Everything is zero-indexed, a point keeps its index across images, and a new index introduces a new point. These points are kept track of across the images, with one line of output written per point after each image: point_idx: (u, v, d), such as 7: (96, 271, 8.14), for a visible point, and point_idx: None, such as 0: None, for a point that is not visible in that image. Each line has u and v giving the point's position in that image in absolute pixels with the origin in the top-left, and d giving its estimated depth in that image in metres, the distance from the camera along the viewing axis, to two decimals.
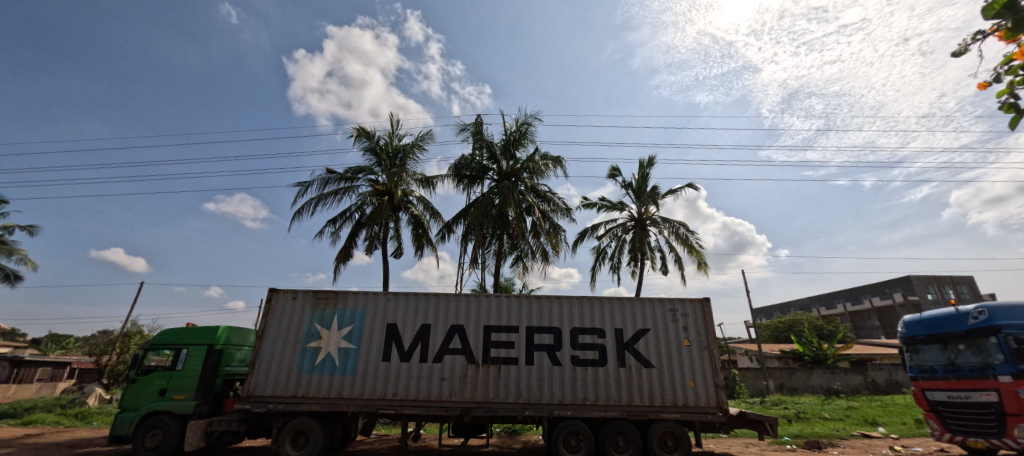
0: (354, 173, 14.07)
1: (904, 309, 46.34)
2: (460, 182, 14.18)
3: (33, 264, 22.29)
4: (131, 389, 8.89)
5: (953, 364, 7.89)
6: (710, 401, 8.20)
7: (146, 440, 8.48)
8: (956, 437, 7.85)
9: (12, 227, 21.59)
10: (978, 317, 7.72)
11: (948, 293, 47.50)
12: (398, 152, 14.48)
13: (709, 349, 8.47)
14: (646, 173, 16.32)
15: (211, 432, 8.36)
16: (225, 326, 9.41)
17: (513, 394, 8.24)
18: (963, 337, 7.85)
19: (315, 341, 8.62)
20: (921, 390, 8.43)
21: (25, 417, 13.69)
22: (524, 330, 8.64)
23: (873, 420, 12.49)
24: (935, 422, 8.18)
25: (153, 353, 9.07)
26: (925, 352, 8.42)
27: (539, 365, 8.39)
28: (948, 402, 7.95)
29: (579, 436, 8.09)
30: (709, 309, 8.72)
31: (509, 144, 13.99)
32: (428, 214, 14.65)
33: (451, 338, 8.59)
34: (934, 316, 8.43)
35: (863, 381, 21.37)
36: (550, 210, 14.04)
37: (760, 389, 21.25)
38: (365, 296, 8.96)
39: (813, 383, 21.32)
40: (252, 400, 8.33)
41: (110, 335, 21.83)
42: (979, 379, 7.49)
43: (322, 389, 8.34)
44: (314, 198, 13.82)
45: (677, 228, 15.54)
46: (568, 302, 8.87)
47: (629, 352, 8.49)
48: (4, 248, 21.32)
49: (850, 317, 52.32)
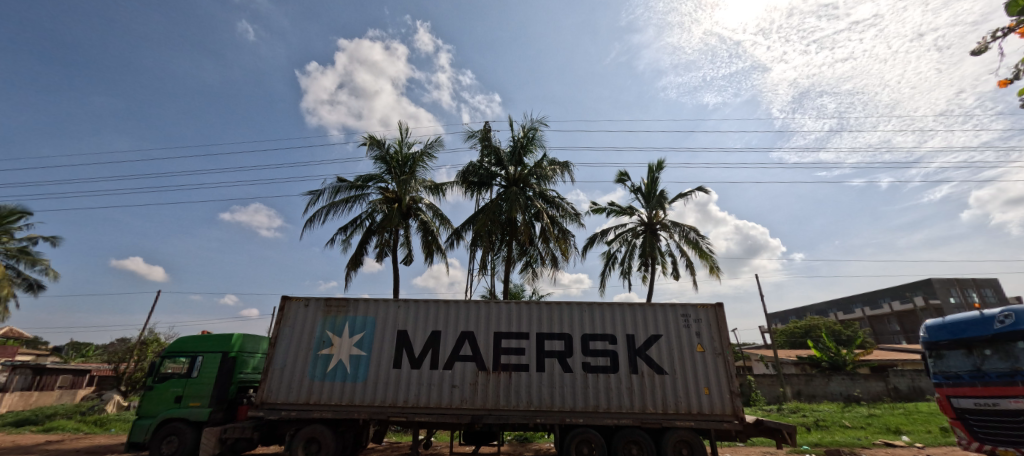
0: (364, 181, 14.18)
1: (926, 313, 44.91)
2: (469, 188, 14.24)
3: (55, 274, 22.92)
4: (149, 396, 9.02)
5: (980, 370, 7.60)
6: (726, 408, 8.03)
7: (162, 447, 8.60)
8: (984, 446, 7.60)
9: (35, 237, 22.25)
10: (1004, 321, 7.47)
11: (972, 296, 45.87)
12: (408, 160, 14.59)
13: (723, 355, 8.31)
14: (655, 178, 16.20)
15: (225, 439, 8.39)
16: (240, 334, 9.51)
17: (525, 401, 8.17)
18: (989, 342, 7.57)
19: (327, 348, 8.66)
20: (945, 397, 8.20)
21: (47, 424, 13.92)
22: (534, 337, 8.58)
23: (896, 428, 12.14)
24: (962, 430, 7.94)
25: (168, 360, 9.21)
26: (949, 357, 8.15)
27: (550, 372, 8.32)
28: (974, 409, 7.71)
29: (591, 444, 7.97)
30: (722, 315, 8.58)
31: (517, 150, 13.97)
32: (437, 220, 14.67)
33: (460, 345, 8.56)
34: (958, 320, 8.14)
35: (884, 388, 20.80)
36: (559, 216, 13.96)
37: (776, 396, 20.89)
38: (375, 304, 9.00)
39: (833, 390, 20.77)
40: (264, 407, 8.38)
41: (128, 342, 22.29)
42: (1007, 386, 7.20)
43: (333, 396, 8.37)
44: (325, 206, 13.94)
45: (687, 232, 15.38)
46: (580, 308, 8.78)
47: (642, 358, 8.38)
48: (28, 258, 21.92)
49: (868, 321, 51.21)
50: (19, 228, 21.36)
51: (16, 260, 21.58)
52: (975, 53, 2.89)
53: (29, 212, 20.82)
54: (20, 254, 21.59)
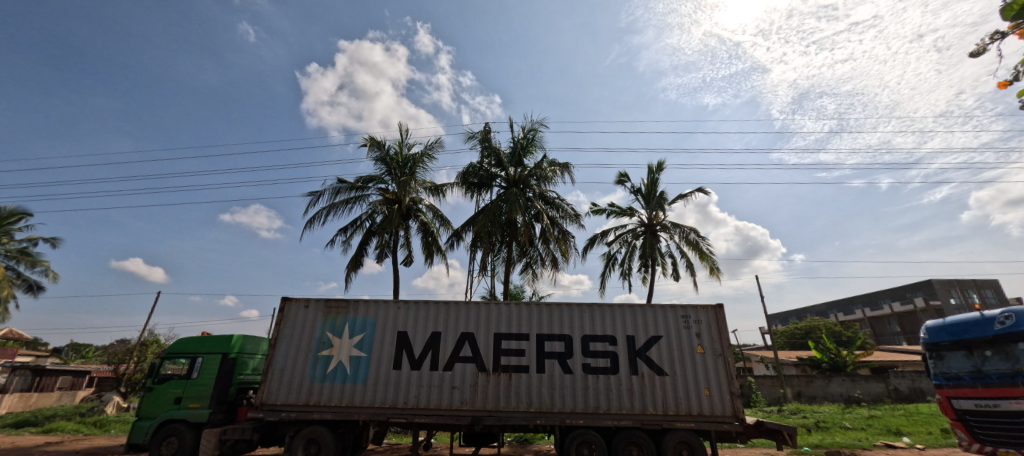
0: (364, 182, 14.19)
1: (926, 314, 44.85)
2: (469, 190, 14.24)
3: (55, 275, 22.91)
4: (149, 398, 9.00)
5: (980, 371, 7.59)
6: (727, 410, 8.02)
7: (162, 448, 8.59)
8: (985, 447, 7.58)
9: (35, 238, 22.26)
10: (1004, 322, 7.45)
11: (972, 297, 45.83)
12: (408, 162, 14.58)
13: (723, 356, 8.31)
14: (655, 178, 16.20)
15: (225, 440, 8.37)
16: (239, 335, 9.50)
17: (525, 403, 8.16)
18: (989, 343, 7.56)
19: (326, 349, 8.66)
20: (946, 398, 8.20)
21: (46, 425, 13.90)
22: (534, 338, 8.58)
23: (896, 430, 12.12)
24: (963, 431, 7.93)
25: (168, 362, 9.20)
26: (949, 358, 8.14)
27: (550, 373, 8.31)
28: (975, 410, 7.70)
29: (591, 445, 7.96)
30: (722, 316, 8.58)
31: (517, 151, 13.98)
32: (437, 222, 14.67)
33: (460, 346, 8.55)
34: (959, 321, 8.13)
35: (885, 389, 20.79)
36: (559, 217, 13.94)
37: (777, 397, 20.86)
38: (376, 305, 9.00)
39: (833, 392, 20.75)
40: (264, 408, 8.37)
41: (128, 344, 22.27)
42: (1008, 387, 7.19)
43: (333, 398, 8.36)
44: (325, 208, 13.94)
45: (687, 233, 15.37)
46: (580, 309, 8.78)
47: (642, 359, 8.37)
48: (28, 259, 21.93)
49: (869, 322, 51.17)
50: (19, 229, 21.36)
51: (16, 261, 21.60)
52: (972, 55, 2.89)
53: (29, 213, 20.83)
54: (20, 255, 21.60)
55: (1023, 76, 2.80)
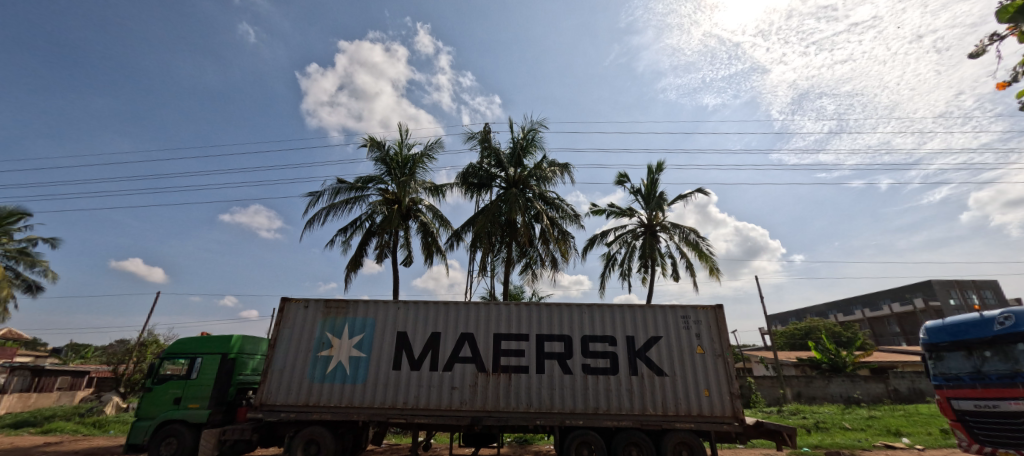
0: (364, 183, 14.19)
1: (926, 314, 44.84)
2: (469, 190, 14.23)
3: (54, 276, 22.90)
4: (148, 398, 8.99)
5: (980, 372, 7.59)
6: (726, 410, 8.02)
7: (161, 449, 8.59)
8: (984, 448, 7.58)
9: (35, 239, 22.26)
10: (1004, 323, 7.45)
11: (972, 298, 45.87)
12: (408, 162, 14.58)
13: (723, 357, 8.31)
14: (655, 179, 16.21)
15: (224, 440, 8.36)
16: (239, 336, 9.49)
17: (525, 403, 8.15)
18: (989, 344, 7.56)
19: (326, 349, 8.65)
20: (945, 399, 8.20)
21: (46, 426, 13.88)
22: (534, 338, 8.57)
23: (896, 430, 12.13)
24: (962, 432, 7.92)
25: (167, 362, 9.19)
26: (949, 359, 8.14)
27: (550, 373, 8.31)
28: (974, 411, 7.70)
29: (590, 446, 7.96)
30: (722, 317, 8.58)
31: (517, 151, 13.99)
32: (437, 222, 14.68)
33: (460, 347, 8.55)
34: (959, 321, 8.13)
35: (884, 389, 20.80)
36: (559, 217, 13.92)
37: (776, 397, 20.86)
38: (375, 305, 9.00)
39: (833, 392, 20.76)
40: (264, 409, 8.36)
41: (127, 344, 22.24)
42: (1007, 388, 7.19)
43: (333, 398, 8.35)
44: (324, 208, 13.94)
45: (687, 233, 15.38)
46: (579, 310, 8.77)
47: (641, 360, 8.37)
48: (27, 259, 21.91)
49: (868, 323, 51.19)
50: (18, 229, 21.34)
51: (16, 261, 21.58)
52: (971, 57, 2.89)
53: (29, 213, 20.81)
54: (19, 255, 21.61)
55: (1022, 77, 2.80)
